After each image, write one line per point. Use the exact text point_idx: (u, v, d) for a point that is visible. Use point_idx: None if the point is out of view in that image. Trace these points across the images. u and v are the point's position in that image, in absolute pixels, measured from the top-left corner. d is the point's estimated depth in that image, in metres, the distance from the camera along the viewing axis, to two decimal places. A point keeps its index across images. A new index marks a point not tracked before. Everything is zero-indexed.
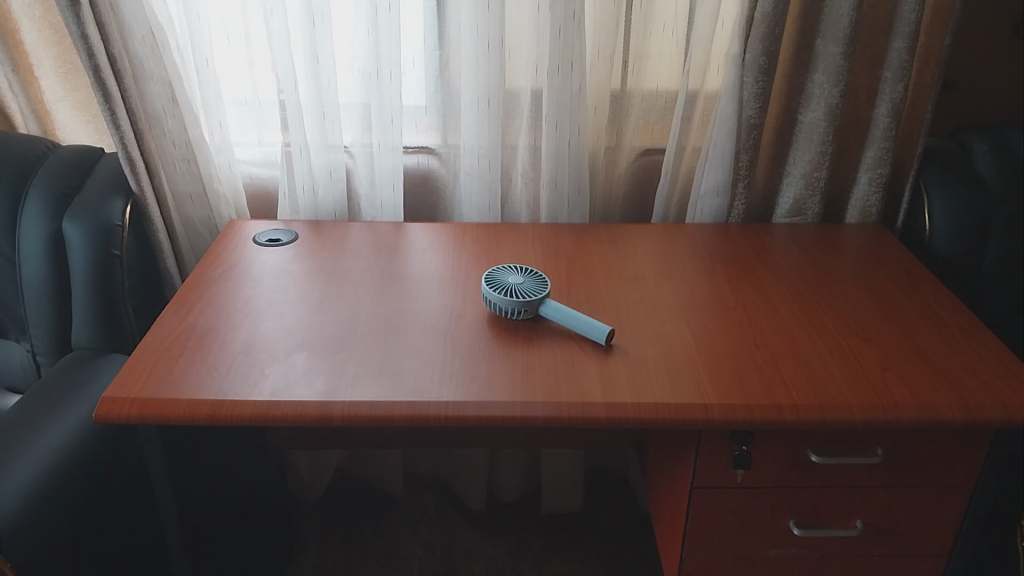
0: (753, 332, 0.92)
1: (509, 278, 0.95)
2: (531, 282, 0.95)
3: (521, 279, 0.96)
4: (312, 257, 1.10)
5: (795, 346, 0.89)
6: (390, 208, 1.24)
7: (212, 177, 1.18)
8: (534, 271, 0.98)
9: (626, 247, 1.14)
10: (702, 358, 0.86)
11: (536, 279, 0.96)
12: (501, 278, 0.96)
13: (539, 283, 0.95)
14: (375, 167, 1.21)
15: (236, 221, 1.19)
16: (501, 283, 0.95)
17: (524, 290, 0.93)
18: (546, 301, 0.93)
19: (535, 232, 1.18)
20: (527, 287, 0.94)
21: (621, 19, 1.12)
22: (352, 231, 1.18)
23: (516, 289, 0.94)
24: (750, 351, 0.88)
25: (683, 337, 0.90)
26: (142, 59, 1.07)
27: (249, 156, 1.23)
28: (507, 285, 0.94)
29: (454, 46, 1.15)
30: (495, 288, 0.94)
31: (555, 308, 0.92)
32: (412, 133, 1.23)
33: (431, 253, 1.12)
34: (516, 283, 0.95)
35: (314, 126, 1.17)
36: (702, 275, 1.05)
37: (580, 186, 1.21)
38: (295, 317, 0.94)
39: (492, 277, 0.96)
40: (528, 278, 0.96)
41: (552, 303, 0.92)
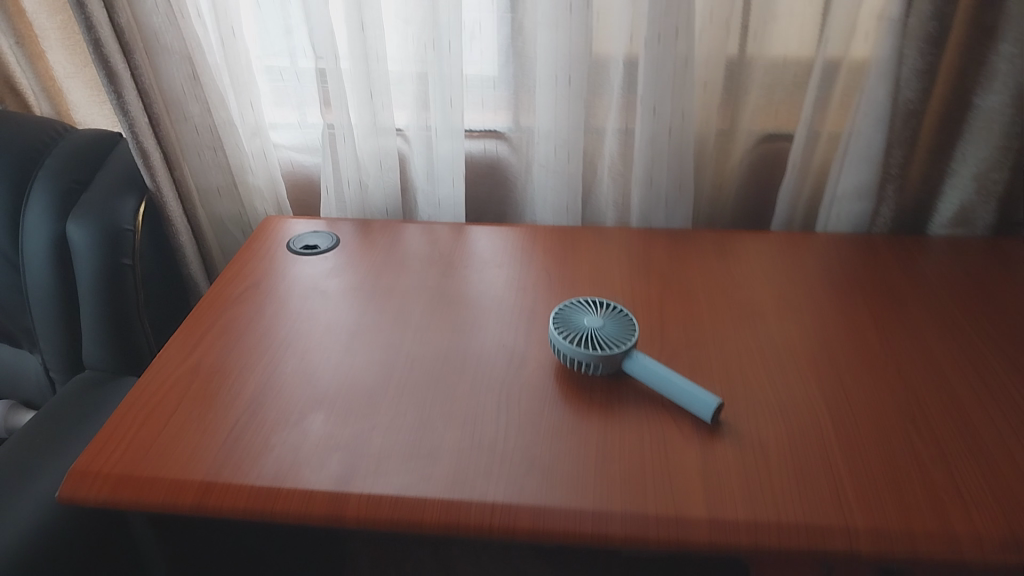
0: (908, 409, 0.69)
1: (586, 318, 0.74)
2: (615, 325, 0.74)
3: (601, 320, 0.74)
4: (354, 263, 0.93)
5: (969, 437, 0.66)
6: (448, 204, 1.04)
7: (241, 166, 1.01)
8: (618, 306, 0.77)
9: (738, 264, 0.91)
10: (840, 453, 0.65)
11: (621, 319, 0.75)
12: (576, 317, 0.75)
13: (624, 326, 0.74)
14: (432, 155, 1.01)
15: (274, 216, 1.03)
16: (575, 325, 0.74)
17: (605, 339, 0.73)
18: (633, 352, 0.72)
19: (623, 241, 0.96)
20: (609, 334, 0.73)
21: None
22: (407, 233, 1.00)
23: (594, 337, 0.73)
24: (907, 443, 0.66)
25: (815, 415, 0.69)
26: (153, 25, 0.90)
27: (286, 140, 1.04)
28: (583, 329, 0.74)
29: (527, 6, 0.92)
30: (568, 333, 0.73)
31: (644, 364, 0.71)
32: (476, 112, 1.02)
33: (494, 264, 0.92)
34: (595, 326, 0.74)
35: (361, 106, 0.98)
36: (836, 312, 0.82)
37: (682, 183, 0.97)
38: (320, 356, 0.77)
39: (565, 315, 0.76)
40: (611, 319, 0.75)
41: (642, 357, 0.72)
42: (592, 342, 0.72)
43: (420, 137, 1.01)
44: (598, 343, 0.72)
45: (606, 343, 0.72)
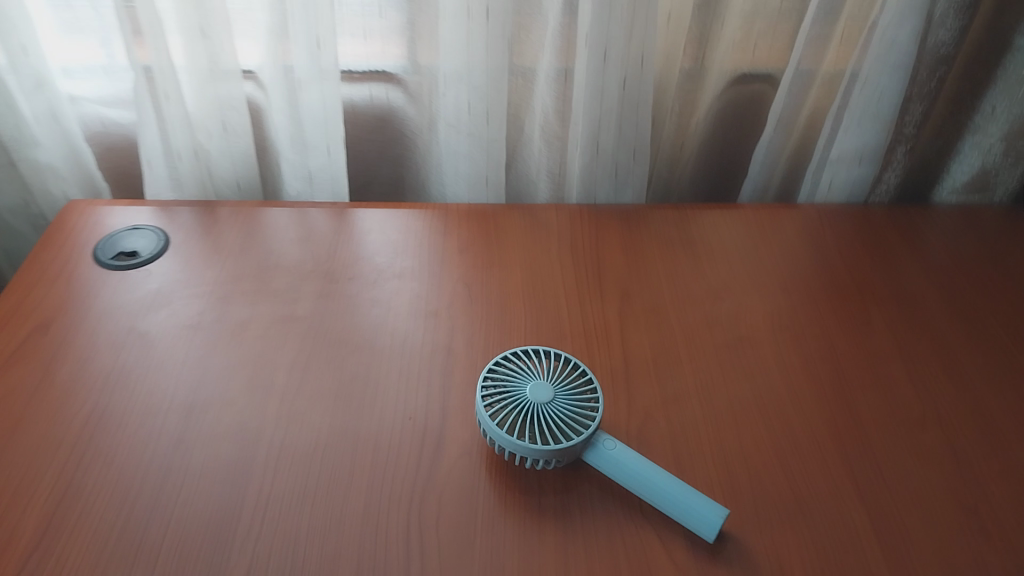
0: (962, 485, 0.51)
1: (531, 387, 0.51)
2: (570, 395, 0.52)
3: (551, 387, 0.52)
4: (198, 277, 0.66)
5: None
6: (323, 178, 0.77)
7: (26, 139, 0.72)
8: (574, 361, 0.54)
9: (708, 252, 0.69)
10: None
11: (579, 383, 0.53)
12: (517, 383, 0.52)
13: (581, 397, 0.52)
14: (297, 111, 0.73)
15: (81, 202, 0.74)
16: (516, 396, 0.51)
17: (557, 419, 0.50)
18: (600, 438, 0.51)
19: (562, 224, 0.72)
20: (562, 410, 0.51)
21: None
22: (274, 219, 0.73)
23: (541, 417, 0.50)
24: (974, 547, 0.48)
25: (845, 511, 0.49)
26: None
27: (90, 92, 0.73)
28: (526, 403, 0.51)
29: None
30: (505, 411, 0.50)
31: (617, 459, 0.50)
32: (354, 44, 0.74)
33: (391, 270, 0.67)
34: (542, 399, 0.51)
35: (190, 46, 0.69)
36: (839, 324, 0.62)
37: (637, 145, 0.73)
38: (144, 456, 0.53)
39: (499, 379, 0.53)
40: (563, 384, 0.52)
41: (613, 448, 0.50)
42: (540, 426, 0.50)
43: (280, 78, 0.72)
44: (548, 426, 0.50)
45: (561, 426, 0.50)
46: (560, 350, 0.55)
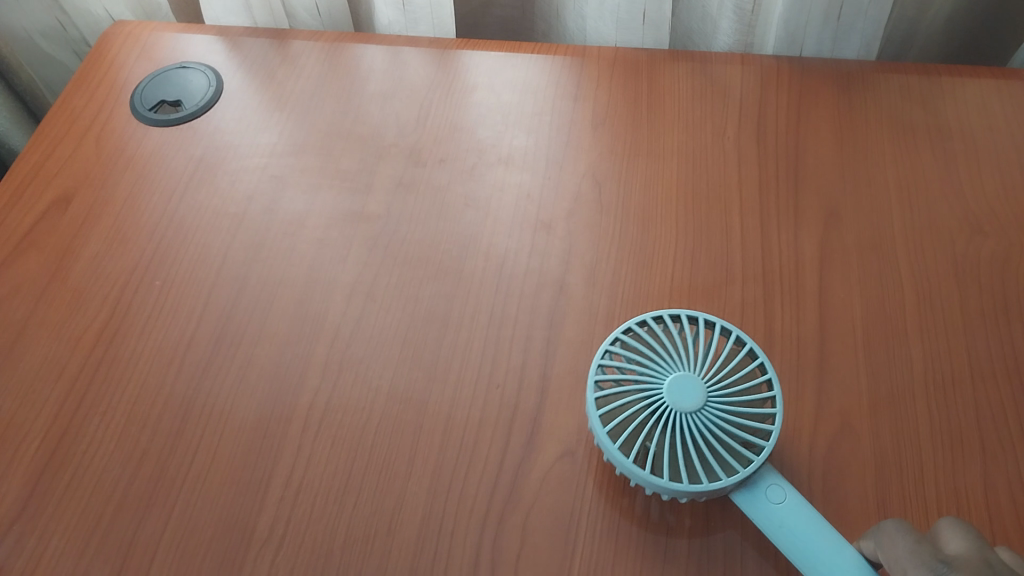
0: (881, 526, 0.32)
1: (675, 378, 0.34)
2: (732, 399, 0.35)
3: (705, 385, 0.35)
4: (253, 141, 0.51)
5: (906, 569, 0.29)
6: (422, 6, 0.58)
7: None
8: (748, 343, 0.36)
9: (961, 151, 0.47)
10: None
11: (749, 380, 0.35)
12: (656, 367, 0.35)
13: (746, 406, 0.35)
14: None
15: (127, 23, 0.59)
16: (650, 387, 0.35)
17: (706, 437, 0.34)
18: (764, 478, 0.34)
19: (749, 91, 0.51)
20: (716, 421, 0.34)
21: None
22: (362, 57, 0.55)
23: (683, 430, 0.34)
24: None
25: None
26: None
27: None
28: (665, 402, 0.34)
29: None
30: (632, 409, 0.34)
31: (782, 521, 0.33)
32: None
33: (498, 154, 0.49)
34: (689, 404, 0.34)
35: None
36: None
37: None
38: (158, 405, 0.40)
39: (630, 355, 0.36)
40: (726, 380, 0.35)
41: (781, 500, 0.33)
42: (678, 444, 0.33)
43: None
44: (692, 446, 0.34)
45: (708, 449, 0.34)
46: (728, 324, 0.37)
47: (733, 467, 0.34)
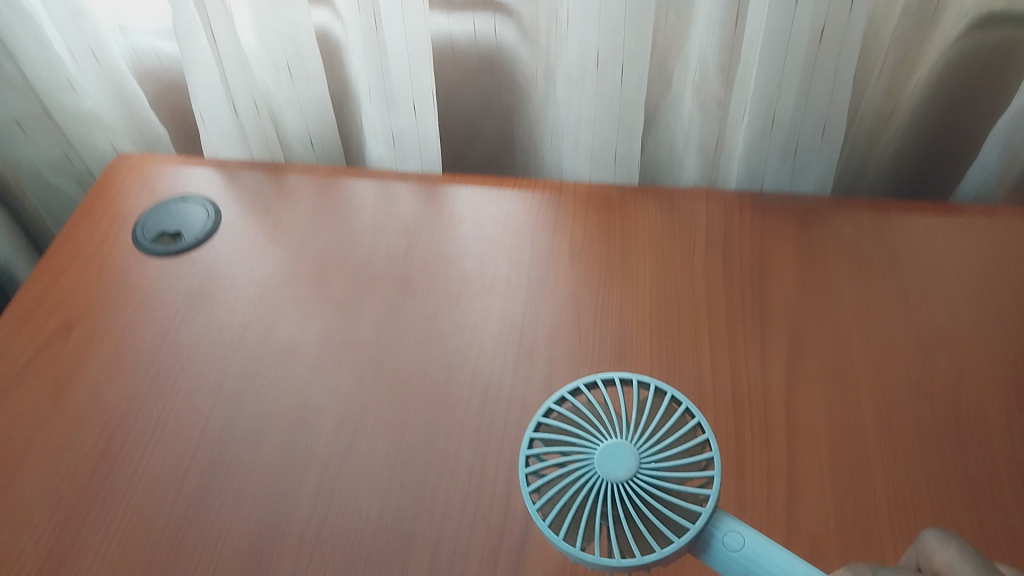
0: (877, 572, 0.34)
1: (607, 446, 0.32)
2: (667, 457, 0.33)
3: (636, 447, 0.33)
4: (248, 271, 0.54)
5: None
6: (410, 143, 0.62)
7: (58, 87, 0.60)
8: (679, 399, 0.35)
9: (911, 282, 0.51)
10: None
11: (682, 433, 0.34)
12: (590, 436, 0.33)
13: (683, 462, 0.33)
14: (377, 60, 0.57)
15: (131, 156, 0.62)
16: (583, 458, 0.32)
17: (650, 503, 0.31)
18: (721, 521, 0.31)
19: (714, 225, 0.55)
20: (660, 484, 0.32)
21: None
22: (355, 191, 0.59)
23: (625, 498, 0.31)
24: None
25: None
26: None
27: (138, 22, 0.60)
28: (596, 474, 0.32)
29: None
30: (566, 489, 0.32)
31: (754, 574, 0.31)
32: None
33: (481, 283, 0.52)
34: (620, 471, 0.32)
35: None
36: None
37: (829, 120, 0.54)
38: (152, 533, 0.41)
39: (563, 427, 0.34)
40: (662, 438, 0.33)
41: (742, 548, 0.31)
42: (622, 512, 0.31)
43: (352, 16, 0.55)
44: (632, 518, 0.31)
45: (650, 516, 0.31)
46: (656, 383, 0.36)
47: (687, 525, 0.31)
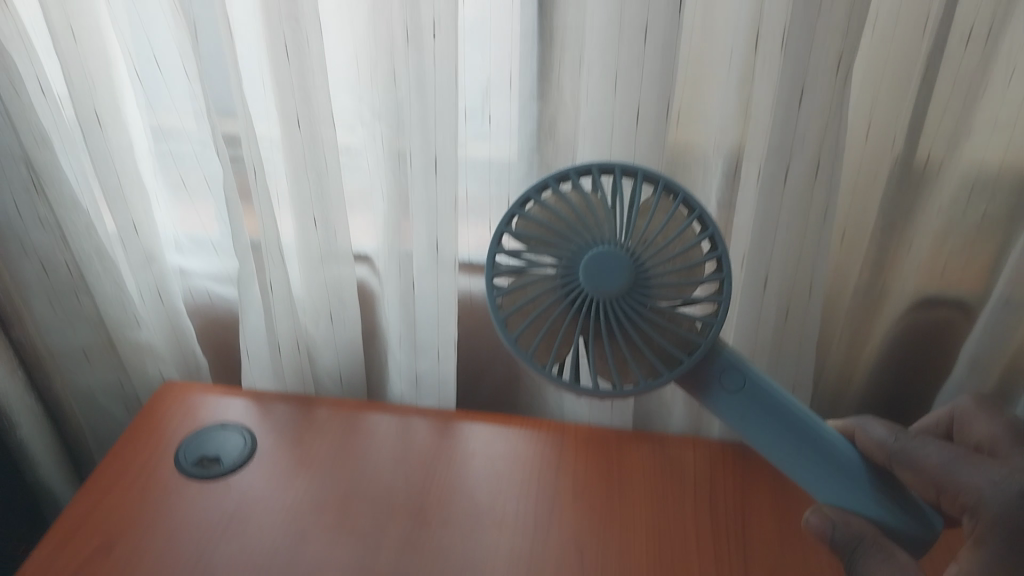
0: (953, 448, 0.39)
1: (595, 253, 0.39)
2: (654, 264, 0.40)
3: (624, 263, 0.39)
4: (278, 497, 0.59)
5: (969, 458, 0.38)
6: (430, 383, 0.70)
7: (124, 322, 0.68)
8: (679, 197, 0.40)
9: None
10: (977, 564, 0.35)
11: (684, 233, 0.40)
12: (576, 234, 0.40)
13: (669, 276, 0.40)
14: (409, 310, 0.66)
15: (178, 385, 0.69)
16: (572, 280, 0.40)
17: (635, 328, 0.40)
18: (726, 362, 0.42)
19: (700, 471, 0.61)
20: (645, 308, 0.40)
21: (938, 18, 0.51)
22: (377, 426, 0.66)
23: (609, 307, 0.40)
24: (975, 500, 0.37)
25: (970, 524, 0.37)
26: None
27: (196, 265, 0.70)
28: (585, 292, 0.39)
29: (563, 84, 0.58)
30: (556, 276, 0.40)
31: (744, 413, 0.43)
32: (477, 237, 0.68)
33: (492, 518, 0.57)
34: (608, 291, 0.39)
35: (301, 233, 0.64)
36: None
37: (797, 382, 0.63)
38: None
39: (549, 214, 0.40)
40: (653, 257, 0.40)
41: (740, 389, 0.42)
42: (606, 331, 0.40)
43: (393, 274, 0.66)
44: (618, 323, 0.40)
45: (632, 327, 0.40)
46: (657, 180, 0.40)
47: (676, 359, 0.41)
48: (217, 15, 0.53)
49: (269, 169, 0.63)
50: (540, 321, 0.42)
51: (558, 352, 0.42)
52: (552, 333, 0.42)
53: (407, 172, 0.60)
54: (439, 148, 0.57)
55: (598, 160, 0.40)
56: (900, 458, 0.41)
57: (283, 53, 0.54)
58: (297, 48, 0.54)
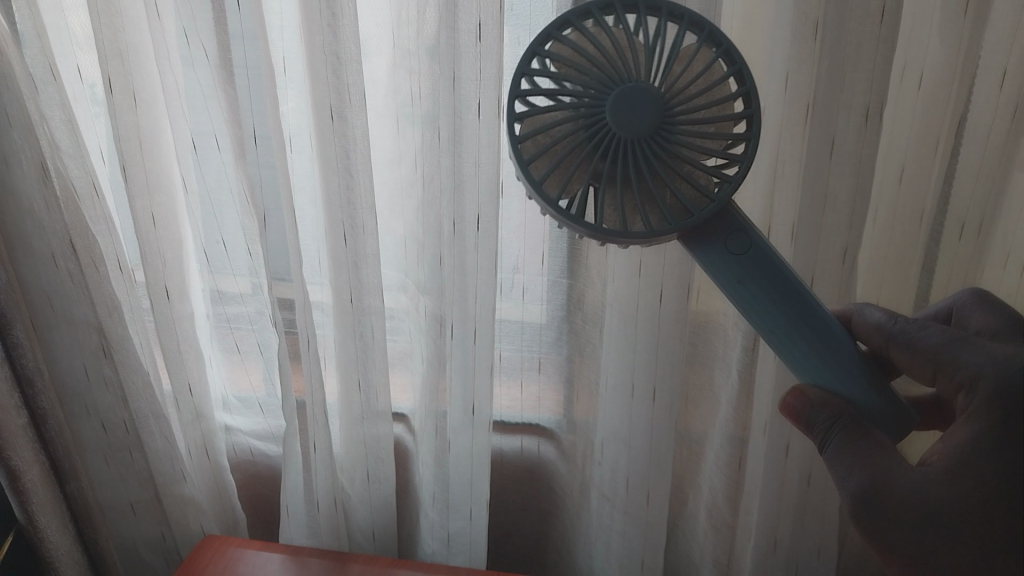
0: (951, 333, 0.39)
1: (624, 87, 0.36)
2: (679, 122, 0.37)
3: (653, 100, 0.37)
4: None
5: (968, 339, 0.39)
6: (461, 541, 0.71)
7: (172, 478, 0.70)
8: (722, 47, 0.37)
9: None
10: (967, 439, 0.38)
11: (720, 78, 0.38)
12: (610, 65, 0.37)
13: (692, 127, 0.38)
14: (443, 469, 0.68)
15: (213, 538, 0.68)
16: (598, 105, 0.37)
17: (651, 173, 0.38)
18: (732, 220, 0.39)
19: None
20: (666, 152, 0.37)
21: (932, 214, 0.57)
22: None
23: (628, 151, 0.37)
24: (970, 377, 0.38)
25: (961, 402, 0.38)
26: (49, 274, 0.61)
27: (243, 423, 0.75)
28: (608, 121, 0.37)
29: (591, 262, 0.63)
30: (574, 144, 0.38)
31: (737, 266, 0.39)
32: (509, 398, 0.71)
33: None
34: (633, 129, 0.37)
35: (344, 395, 0.68)
36: None
37: (822, 546, 0.64)
38: None
39: (587, 43, 0.37)
40: (682, 98, 0.37)
41: (745, 254, 0.39)
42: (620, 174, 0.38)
43: (430, 435, 0.69)
44: (636, 156, 0.37)
45: (648, 167, 0.37)
46: (703, 27, 0.37)
47: (686, 212, 0.38)
48: (283, 207, 0.58)
49: (319, 334, 0.68)
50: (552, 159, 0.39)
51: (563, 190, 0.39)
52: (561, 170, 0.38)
53: (446, 339, 0.63)
54: (477, 319, 0.61)
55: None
56: (898, 338, 0.41)
57: (341, 239, 0.60)
58: (353, 236, 0.59)
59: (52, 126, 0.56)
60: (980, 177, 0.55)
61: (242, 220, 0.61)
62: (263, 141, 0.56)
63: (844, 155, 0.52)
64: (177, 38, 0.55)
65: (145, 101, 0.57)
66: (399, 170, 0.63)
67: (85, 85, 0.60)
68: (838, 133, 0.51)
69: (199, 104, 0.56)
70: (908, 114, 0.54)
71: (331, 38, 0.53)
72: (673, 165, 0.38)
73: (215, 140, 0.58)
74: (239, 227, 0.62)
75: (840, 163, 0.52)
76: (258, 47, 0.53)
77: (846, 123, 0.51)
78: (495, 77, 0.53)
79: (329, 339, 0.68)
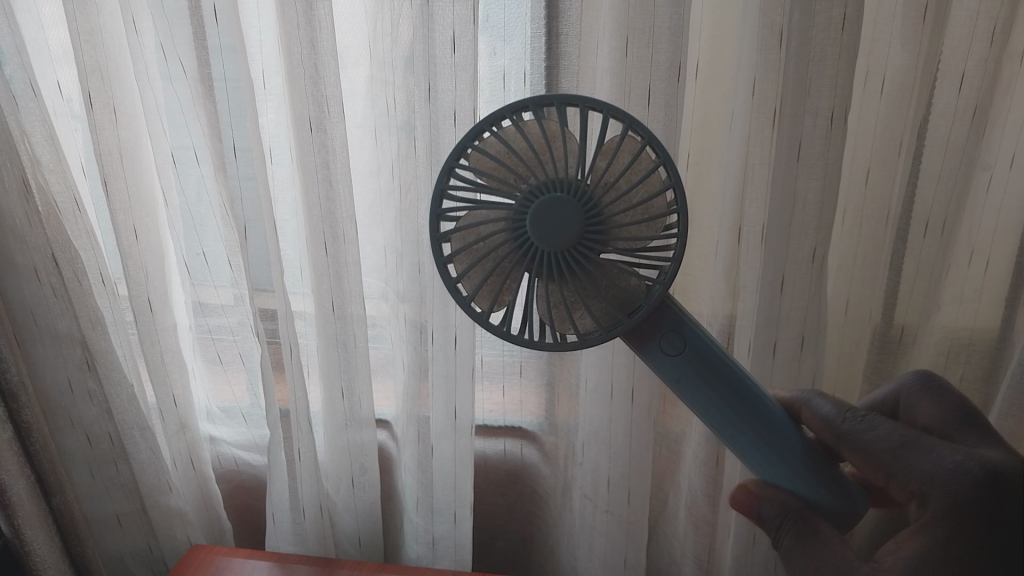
0: (901, 433, 0.41)
1: (544, 200, 0.38)
2: (601, 229, 0.39)
3: (572, 211, 0.38)
4: None
5: (917, 442, 0.41)
6: (446, 544, 0.72)
7: (157, 488, 0.70)
8: (645, 142, 0.39)
9: None
10: (918, 544, 0.40)
11: (646, 174, 0.39)
12: (530, 178, 0.39)
13: (618, 233, 0.39)
14: (427, 475, 0.69)
15: (203, 547, 0.69)
16: (520, 220, 0.39)
17: (580, 280, 0.40)
18: (674, 318, 0.41)
19: None
20: (594, 257, 0.39)
21: (898, 212, 0.58)
22: None
23: (556, 260, 0.39)
24: (923, 486, 0.40)
25: (914, 509, 0.41)
26: (31, 288, 0.61)
27: (227, 434, 0.75)
28: (530, 236, 0.39)
29: None
30: (500, 255, 0.40)
31: (681, 375, 0.42)
32: (492, 403, 0.73)
33: None
34: (555, 244, 0.39)
35: (328, 402, 0.68)
36: None
37: None
38: None
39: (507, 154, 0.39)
40: (605, 202, 0.39)
41: (679, 354, 0.42)
42: (547, 284, 0.40)
43: (412, 442, 0.69)
44: (560, 267, 0.39)
45: (573, 277, 0.40)
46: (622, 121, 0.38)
47: (619, 315, 0.41)
48: (264, 219, 0.59)
49: (302, 342, 0.68)
50: (486, 266, 0.41)
51: (499, 296, 0.42)
52: (495, 276, 0.41)
53: (427, 347, 0.64)
54: (458, 323, 0.62)
55: (561, 98, 0.38)
56: (848, 439, 0.43)
57: (322, 249, 0.60)
58: (334, 245, 0.60)
59: (34, 141, 0.57)
60: (942, 177, 0.56)
61: (223, 231, 0.62)
62: (242, 153, 0.57)
63: (811, 156, 0.53)
64: (157, 53, 0.56)
65: (126, 116, 0.58)
66: (378, 180, 0.64)
67: (64, 100, 0.60)
68: (806, 135, 0.52)
69: (179, 120, 0.57)
70: (872, 115, 0.56)
71: (309, 49, 0.54)
72: (601, 271, 0.40)
73: (194, 154, 0.59)
74: (220, 239, 0.63)
75: (807, 165, 0.53)
76: (237, 60, 0.54)
77: (812, 124, 0.52)
78: (471, 88, 0.55)
79: (312, 347, 0.69)
